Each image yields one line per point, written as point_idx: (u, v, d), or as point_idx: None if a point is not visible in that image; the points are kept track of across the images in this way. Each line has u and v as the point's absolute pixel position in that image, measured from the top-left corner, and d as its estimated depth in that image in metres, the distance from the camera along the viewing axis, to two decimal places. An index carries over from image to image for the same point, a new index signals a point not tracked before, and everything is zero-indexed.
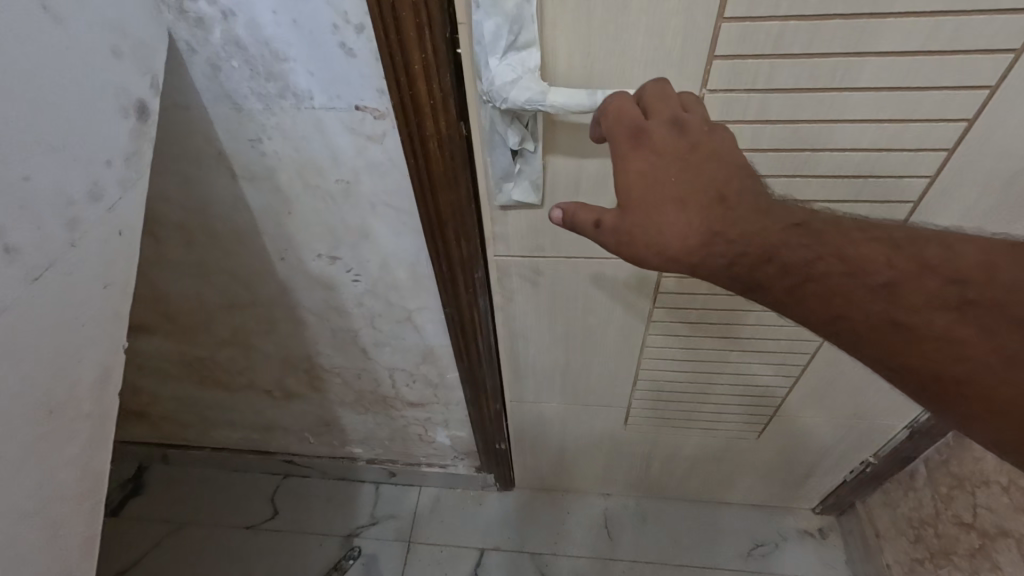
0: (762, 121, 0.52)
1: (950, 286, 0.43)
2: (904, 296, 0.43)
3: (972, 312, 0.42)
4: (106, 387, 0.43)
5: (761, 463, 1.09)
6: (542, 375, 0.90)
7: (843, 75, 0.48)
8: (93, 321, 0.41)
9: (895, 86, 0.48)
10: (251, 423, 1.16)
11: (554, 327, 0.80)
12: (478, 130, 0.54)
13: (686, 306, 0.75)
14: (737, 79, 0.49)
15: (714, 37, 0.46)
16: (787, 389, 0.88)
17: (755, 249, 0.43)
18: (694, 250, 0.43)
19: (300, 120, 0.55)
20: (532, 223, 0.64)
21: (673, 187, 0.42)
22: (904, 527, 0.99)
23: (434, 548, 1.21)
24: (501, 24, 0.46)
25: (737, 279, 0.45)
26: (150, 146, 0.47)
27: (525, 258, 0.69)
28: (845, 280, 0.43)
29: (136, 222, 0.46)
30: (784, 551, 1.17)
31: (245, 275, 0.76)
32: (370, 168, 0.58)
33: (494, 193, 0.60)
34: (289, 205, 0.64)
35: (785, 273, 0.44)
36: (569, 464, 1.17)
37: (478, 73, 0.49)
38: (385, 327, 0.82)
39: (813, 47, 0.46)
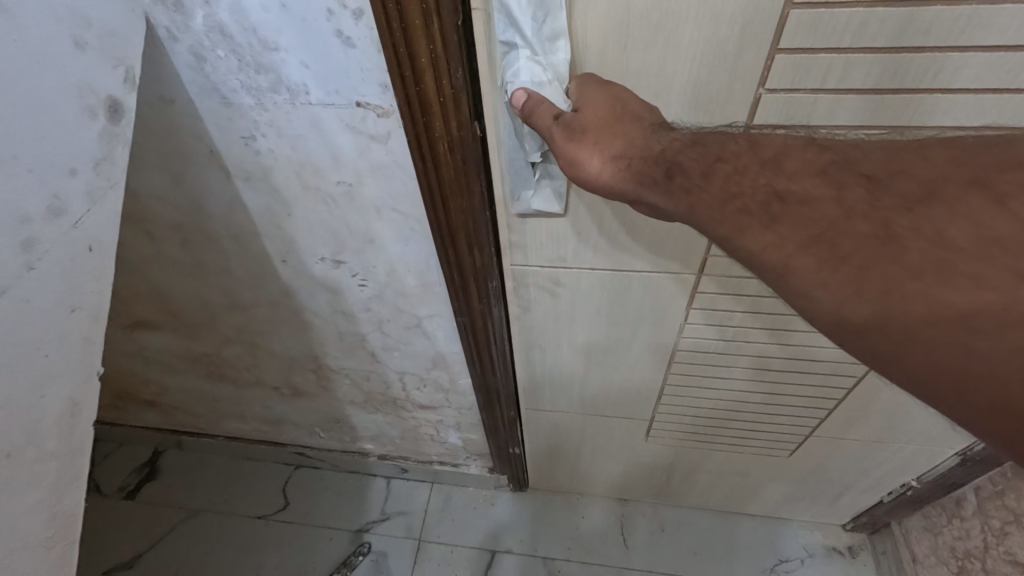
0: (829, 126, 0.45)
1: (823, 153, 0.38)
2: (787, 167, 0.38)
3: (841, 175, 0.37)
4: (76, 419, 0.39)
5: (790, 479, 1.03)
6: (560, 387, 0.85)
7: (936, 74, 0.40)
8: (56, 350, 0.37)
9: (1001, 88, 0.40)
10: (262, 417, 1.14)
11: (573, 341, 0.74)
12: (494, 132, 0.47)
13: (721, 323, 0.69)
14: (801, 77, 0.42)
15: (778, 26, 0.39)
16: (827, 409, 0.82)
17: (678, 141, 0.41)
18: (634, 146, 0.41)
19: (295, 117, 0.49)
20: (554, 234, 0.58)
21: (622, 104, 0.42)
22: (947, 555, 0.91)
23: (445, 548, 1.19)
24: (524, 8, 0.39)
25: (659, 167, 0.40)
26: (125, 149, 0.41)
27: (543, 268, 0.62)
28: (745, 159, 0.39)
29: (110, 237, 0.41)
30: (810, 568, 1.11)
31: (246, 276, 0.72)
32: (374, 170, 0.53)
33: (512, 199, 0.53)
34: (289, 208, 0.59)
35: (697, 152, 0.40)
36: (585, 470, 1.13)
37: (496, 67, 0.43)
38: (394, 332, 0.77)
39: (904, 39, 0.39)
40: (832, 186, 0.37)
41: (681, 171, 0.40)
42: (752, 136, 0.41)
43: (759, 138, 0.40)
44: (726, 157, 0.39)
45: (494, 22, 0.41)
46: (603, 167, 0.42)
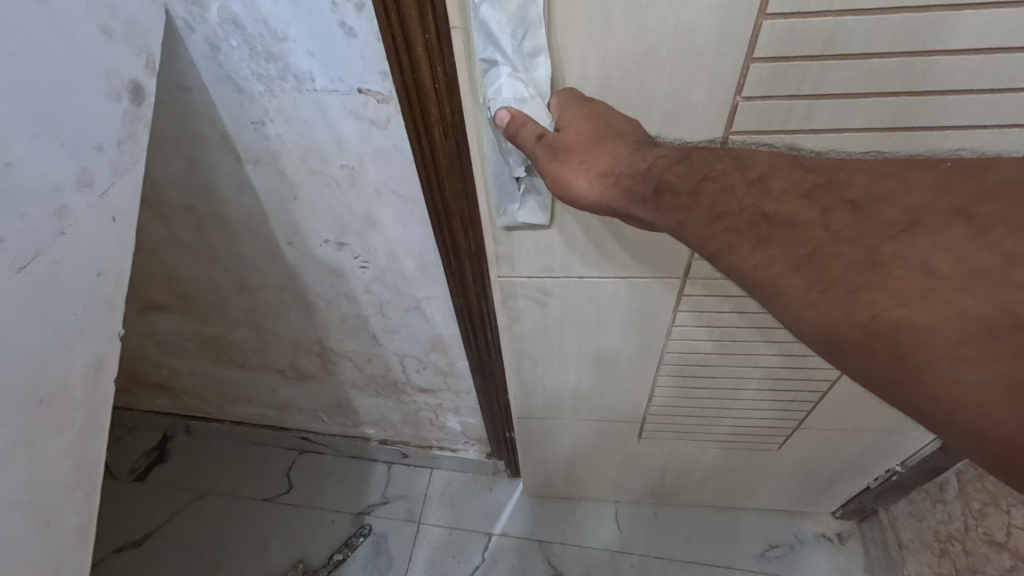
0: (805, 130, 0.48)
1: (808, 175, 0.40)
2: (774, 188, 0.40)
3: (828, 199, 0.38)
4: (99, 375, 0.43)
5: (781, 470, 1.05)
6: (552, 396, 0.89)
7: (905, 76, 0.44)
8: (85, 310, 0.41)
9: (962, 89, 0.44)
10: (267, 401, 1.18)
11: (565, 347, 0.77)
12: (477, 149, 0.51)
13: (709, 324, 0.72)
14: (776, 84, 0.45)
15: (754, 36, 0.42)
16: (813, 402, 0.84)
17: (664, 160, 0.43)
18: (619, 163, 0.44)
19: (301, 103, 0.52)
20: (539, 244, 0.61)
21: (605, 126, 0.45)
22: (930, 539, 0.93)
23: (444, 530, 1.22)
24: (504, 24, 0.42)
25: (647, 185, 0.43)
26: (146, 130, 0.45)
27: (531, 278, 0.65)
28: (732, 178, 0.41)
29: (132, 209, 0.45)
30: (799, 554, 1.14)
31: (254, 259, 0.76)
32: (375, 155, 0.56)
33: (497, 214, 0.56)
34: (296, 191, 0.63)
35: (686, 170, 0.42)
36: (578, 474, 1.15)
37: (478, 85, 0.46)
38: (394, 314, 0.81)
39: (871, 45, 0.42)
40: (817, 208, 0.38)
41: (668, 188, 0.42)
42: (738, 154, 0.42)
43: (745, 156, 0.42)
44: (711, 175, 0.41)
45: (474, 40, 0.43)
46: (588, 186, 0.45)
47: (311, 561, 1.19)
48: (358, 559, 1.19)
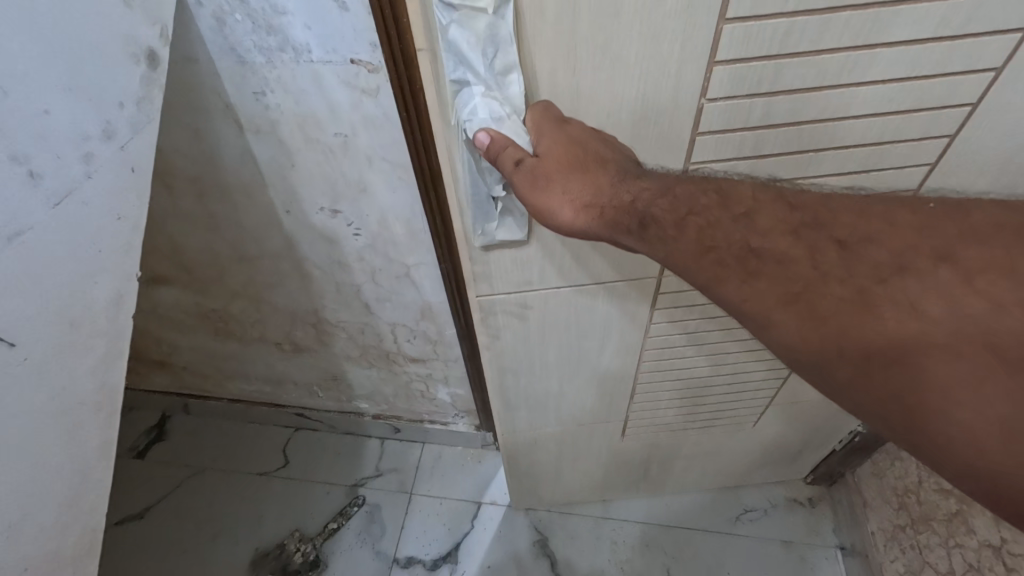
0: (763, 126, 0.52)
1: (794, 214, 0.48)
2: (760, 225, 0.47)
3: (814, 237, 0.47)
4: (120, 309, 0.48)
5: (758, 446, 1.09)
6: (535, 405, 0.91)
7: (850, 69, 0.48)
8: (107, 249, 0.46)
9: (901, 77, 0.49)
10: (264, 376, 1.23)
11: (547, 356, 0.80)
12: (449, 168, 0.55)
13: (682, 317, 0.76)
14: (736, 85, 0.48)
15: (716, 39, 0.45)
16: (781, 379, 0.90)
17: (648, 192, 0.48)
18: (603, 193, 0.49)
19: (299, 73, 0.58)
20: (517, 259, 0.64)
21: (586, 151, 0.49)
22: (889, 494, 0.99)
23: (435, 500, 1.27)
24: (473, 45, 0.45)
25: (632, 218, 0.49)
26: (160, 92, 0.50)
27: (511, 294, 0.69)
28: (716, 214, 0.48)
29: (148, 163, 0.50)
30: (771, 517, 1.20)
31: (253, 228, 0.81)
32: (366, 123, 0.62)
33: (473, 235, 0.59)
34: (293, 158, 0.68)
35: (670, 203, 0.48)
36: (565, 481, 1.16)
37: (450, 105, 0.50)
38: (386, 282, 0.86)
39: (821, 42, 0.46)
40: (806, 247, 0.47)
41: (654, 222, 0.48)
42: (720, 186, 0.49)
43: (726, 188, 0.49)
44: (698, 210, 0.48)
45: (444, 61, 0.47)
46: (571, 214, 0.50)
47: (307, 529, 1.24)
48: (352, 527, 1.24)
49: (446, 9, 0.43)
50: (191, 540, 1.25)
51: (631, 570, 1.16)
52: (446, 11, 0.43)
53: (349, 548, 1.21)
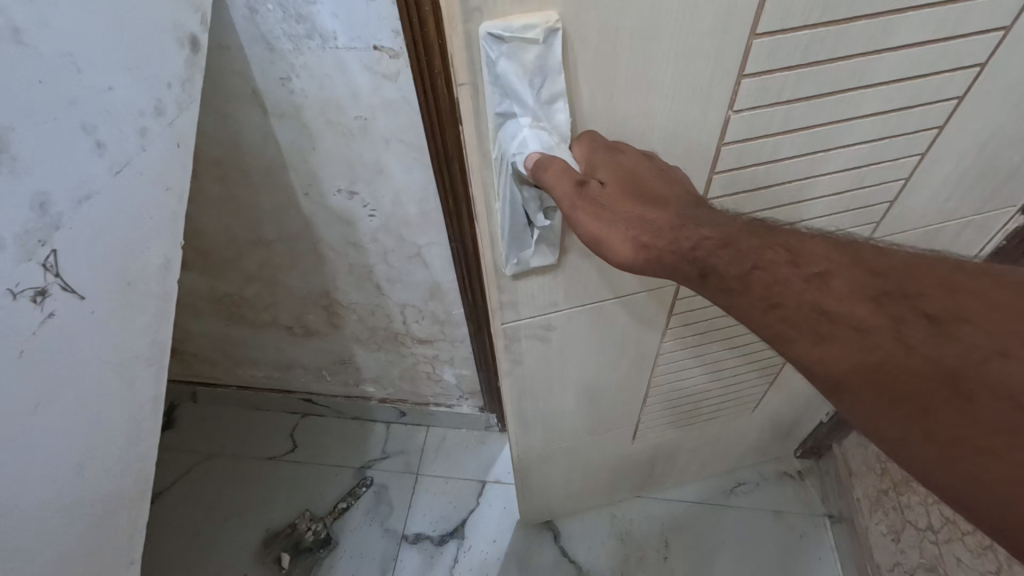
0: (783, 132, 0.54)
1: (877, 279, 0.43)
2: (833, 287, 0.43)
3: (898, 307, 0.41)
4: (168, 272, 0.52)
5: (755, 430, 1.14)
6: (552, 421, 0.90)
7: (860, 73, 0.51)
8: (157, 216, 0.50)
9: (902, 76, 0.52)
10: (273, 361, 1.27)
11: (566, 373, 0.80)
12: (484, 203, 0.53)
13: (696, 320, 0.78)
14: (761, 96, 0.50)
15: (746, 53, 0.47)
16: (780, 366, 0.94)
17: (709, 239, 0.46)
18: (661, 236, 0.47)
19: (324, 59, 0.62)
20: (545, 285, 0.64)
21: (644, 187, 0.48)
22: (872, 461, 1.05)
23: (440, 479, 1.31)
24: (523, 78, 0.44)
25: (693, 267, 0.47)
26: (200, 76, 0.54)
27: (537, 317, 0.68)
28: (781, 269, 0.45)
29: (190, 139, 0.54)
30: (763, 489, 1.26)
31: (272, 211, 0.85)
32: (385, 107, 0.66)
33: (504, 264, 0.58)
34: (314, 141, 0.72)
35: (732, 256, 0.46)
36: (574, 492, 1.16)
37: (493, 137, 0.49)
38: (398, 263, 0.91)
39: (838, 50, 0.48)
40: (886, 317, 0.41)
41: (717, 274, 0.46)
42: (787, 240, 0.46)
43: (791, 242, 0.45)
44: (762, 264, 0.45)
45: (489, 95, 0.46)
46: (627, 248, 0.48)
47: (317, 509, 1.28)
48: (360, 507, 1.28)
49: (496, 42, 0.42)
50: (204, 522, 1.28)
51: (631, 542, 1.21)
52: (495, 45, 0.42)
53: (359, 526, 1.25)
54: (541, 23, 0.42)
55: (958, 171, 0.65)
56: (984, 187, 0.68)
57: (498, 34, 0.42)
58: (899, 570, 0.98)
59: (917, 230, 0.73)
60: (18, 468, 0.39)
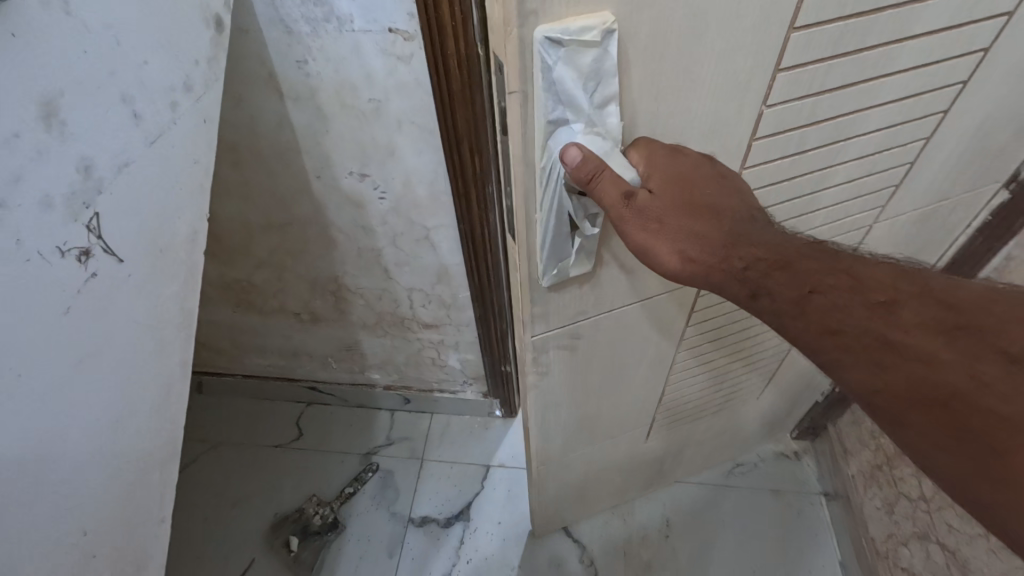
0: (808, 124, 0.54)
1: (951, 314, 0.44)
2: (902, 318, 0.45)
3: (969, 342, 0.43)
4: (195, 242, 0.54)
5: (758, 416, 1.16)
6: (571, 430, 0.88)
7: (883, 62, 0.52)
8: (186, 188, 0.52)
9: (918, 64, 0.53)
10: (279, 349, 1.28)
11: (589, 381, 0.79)
12: (525, 213, 0.50)
13: (713, 316, 0.78)
14: (792, 89, 0.50)
15: (783, 47, 0.46)
16: (785, 352, 0.96)
17: (766, 259, 0.48)
18: (715, 252, 0.49)
19: (340, 42, 0.65)
20: (575, 296, 0.62)
21: (704, 203, 0.49)
22: (867, 438, 1.08)
23: (445, 464, 1.34)
24: (578, 83, 0.41)
25: (746, 287, 0.49)
26: (224, 55, 0.56)
27: (565, 327, 0.66)
28: (842, 295, 0.46)
29: (215, 116, 0.56)
30: (761, 469, 1.29)
31: (284, 195, 0.87)
32: (399, 89, 0.69)
33: (542, 275, 0.55)
34: (328, 124, 0.74)
35: (788, 279, 0.47)
36: (587, 497, 1.14)
37: (541, 145, 0.45)
38: (406, 246, 0.93)
39: (866, 41, 0.49)
40: (962, 353, 0.43)
41: (771, 295, 0.48)
42: (852, 268, 0.47)
43: (856, 270, 0.47)
44: (820, 289, 0.47)
45: (541, 102, 0.42)
46: (679, 267, 0.50)
47: (324, 494, 1.29)
48: (367, 492, 1.30)
49: (553, 47, 0.39)
50: (211, 508, 1.30)
51: (634, 522, 1.24)
52: (552, 49, 0.39)
53: (365, 511, 1.27)
54: (598, 25, 0.39)
55: (952, 151, 0.68)
56: (974, 165, 0.71)
57: (555, 37, 0.39)
58: (894, 541, 1.01)
59: (917, 209, 0.76)
60: (62, 417, 0.41)
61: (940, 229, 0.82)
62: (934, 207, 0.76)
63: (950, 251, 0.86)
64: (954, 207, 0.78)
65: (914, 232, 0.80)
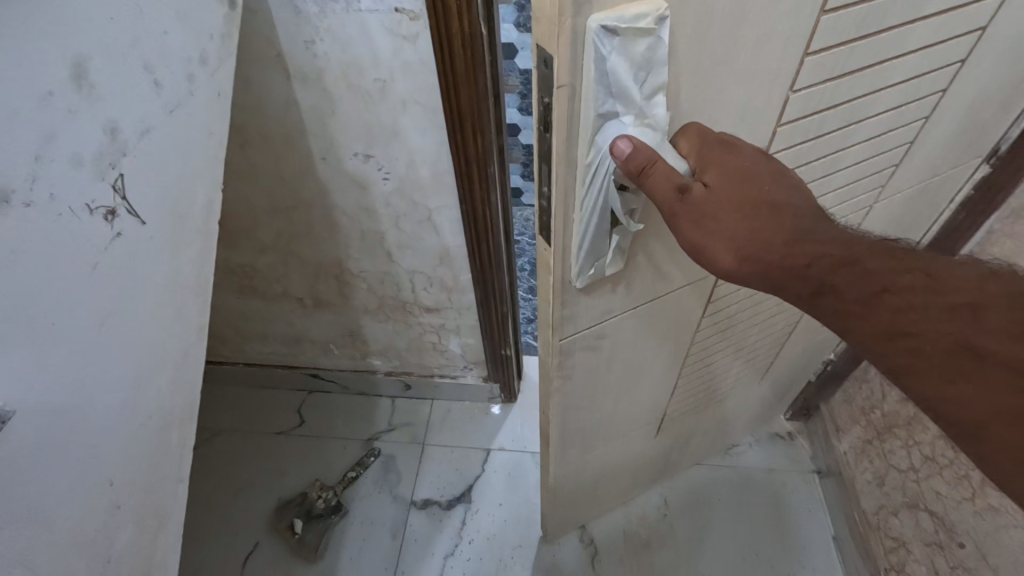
0: (827, 108, 0.56)
1: None
2: (985, 321, 0.44)
3: None
4: (210, 211, 0.56)
5: (756, 400, 1.18)
6: (591, 430, 0.87)
7: (897, 44, 0.54)
8: (201, 158, 0.54)
9: (926, 45, 0.56)
10: (282, 336, 1.30)
11: (609, 380, 0.78)
12: (566, 211, 0.50)
13: (725, 305, 0.79)
14: (817, 73, 0.52)
15: (813, 31, 0.48)
16: (785, 336, 0.98)
17: (833, 256, 0.47)
18: (775, 249, 0.47)
19: (347, 22, 0.67)
20: (604, 298, 0.62)
21: (766, 198, 0.48)
22: (858, 414, 1.11)
23: (447, 448, 1.36)
24: (629, 72, 0.41)
25: (808, 286, 0.48)
26: (236, 31, 0.58)
27: (593, 326, 0.65)
28: (918, 296, 0.45)
29: (228, 91, 0.58)
30: (756, 450, 1.32)
31: (289, 178, 0.89)
32: (404, 69, 0.71)
33: (577, 276, 0.56)
34: (334, 104, 0.76)
35: (858, 278, 0.46)
36: (599, 496, 1.13)
37: (588, 141, 0.46)
38: (409, 228, 0.95)
39: (884, 24, 0.51)
40: None
41: (836, 295, 0.47)
42: (928, 270, 0.46)
43: (933, 271, 0.46)
44: (894, 289, 0.46)
45: (592, 96, 0.42)
46: (735, 265, 0.48)
47: (327, 479, 1.31)
48: (370, 476, 1.31)
49: (607, 36, 0.39)
50: (214, 493, 1.31)
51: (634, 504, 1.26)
52: (607, 39, 0.39)
53: (368, 494, 1.29)
54: (651, 12, 0.39)
55: (942, 130, 0.70)
56: (960, 141, 0.74)
57: (610, 26, 0.38)
58: (885, 512, 1.04)
59: (915, 184, 0.78)
60: (90, 370, 0.42)
61: (927, 206, 0.85)
62: (924, 185, 0.79)
63: (935, 226, 0.90)
64: (939, 183, 0.81)
65: (905, 211, 0.83)
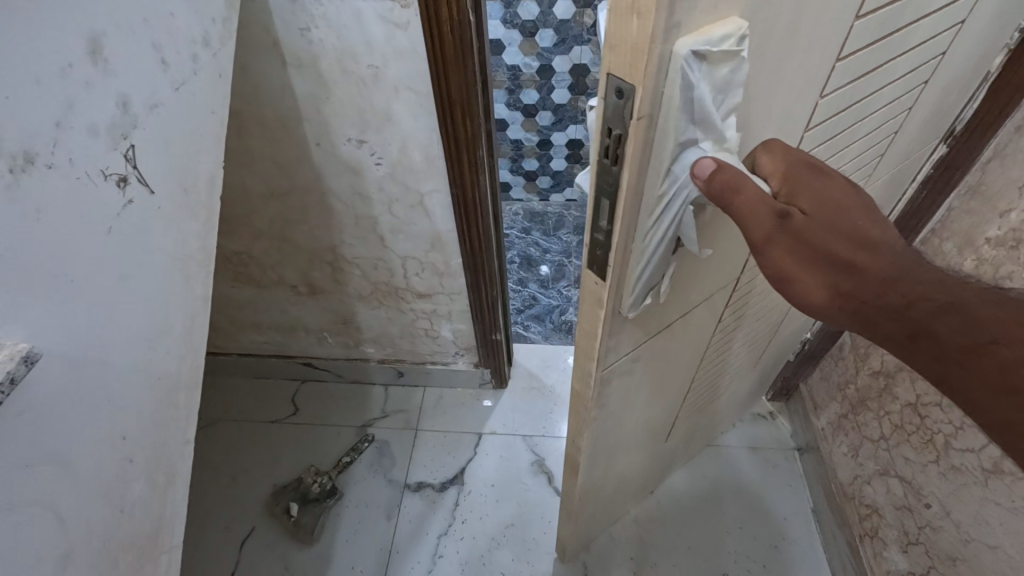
0: (844, 107, 0.59)
1: None
2: None
3: None
4: (212, 186, 0.59)
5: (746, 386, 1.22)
6: (619, 443, 0.88)
7: (903, 44, 0.57)
8: (204, 136, 0.57)
9: (923, 43, 0.59)
10: (276, 324, 1.32)
11: (640, 393, 0.79)
12: (632, 241, 0.49)
13: (737, 304, 0.82)
14: (843, 76, 0.54)
15: (847, 36, 0.50)
16: (777, 323, 1.02)
17: (932, 296, 0.42)
18: (867, 282, 0.43)
19: (342, 10, 0.70)
20: (642, 323, 0.63)
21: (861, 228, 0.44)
22: (834, 391, 1.17)
23: (439, 432, 1.39)
24: (715, 96, 0.40)
25: (903, 328, 0.43)
26: (234, 15, 0.61)
27: (636, 348, 0.66)
28: None
29: (228, 72, 0.61)
30: (739, 430, 1.37)
31: (285, 164, 0.91)
32: (397, 54, 0.74)
33: (629, 305, 0.55)
34: (328, 91, 0.79)
35: (962, 325, 0.41)
36: (619, 503, 1.14)
37: (665, 171, 0.44)
38: (401, 213, 0.98)
39: (895, 27, 0.54)
40: None
41: (935, 338, 0.42)
42: None
43: None
44: (1002, 340, 0.40)
45: (674, 125, 0.41)
46: (822, 295, 0.44)
47: (322, 464, 1.33)
48: (363, 461, 1.34)
49: (697, 60, 0.37)
50: (209, 479, 1.33)
51: None
52: (697, 64, 0.37)
53: (362, 478, 1.31)
54: (732, 33, 0.38)
55: (916, 117, 0.74)
56: (927, 126, 0.78)
57: (702, 50, 0.37)
58: (859, 481, 1.09)
59: (892, 170, 0.83)
60: (106, 326, 0.45)
61: (896, 189, 0.89)
62: (896, 169, 0.84)
63: (899, 207, 0.94)
64: (906, 166, 0.85)
65: (881, 195, 0.87)
